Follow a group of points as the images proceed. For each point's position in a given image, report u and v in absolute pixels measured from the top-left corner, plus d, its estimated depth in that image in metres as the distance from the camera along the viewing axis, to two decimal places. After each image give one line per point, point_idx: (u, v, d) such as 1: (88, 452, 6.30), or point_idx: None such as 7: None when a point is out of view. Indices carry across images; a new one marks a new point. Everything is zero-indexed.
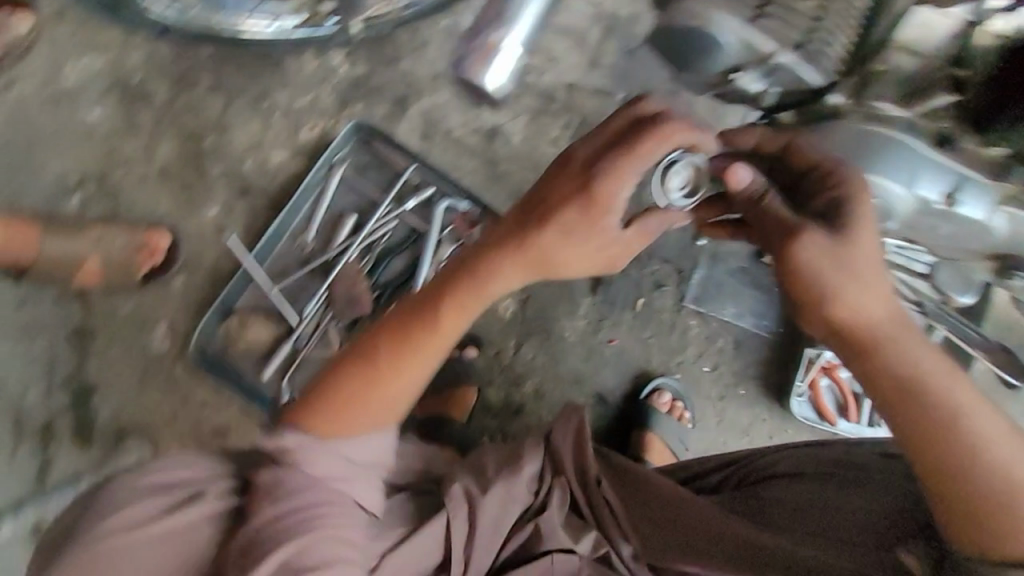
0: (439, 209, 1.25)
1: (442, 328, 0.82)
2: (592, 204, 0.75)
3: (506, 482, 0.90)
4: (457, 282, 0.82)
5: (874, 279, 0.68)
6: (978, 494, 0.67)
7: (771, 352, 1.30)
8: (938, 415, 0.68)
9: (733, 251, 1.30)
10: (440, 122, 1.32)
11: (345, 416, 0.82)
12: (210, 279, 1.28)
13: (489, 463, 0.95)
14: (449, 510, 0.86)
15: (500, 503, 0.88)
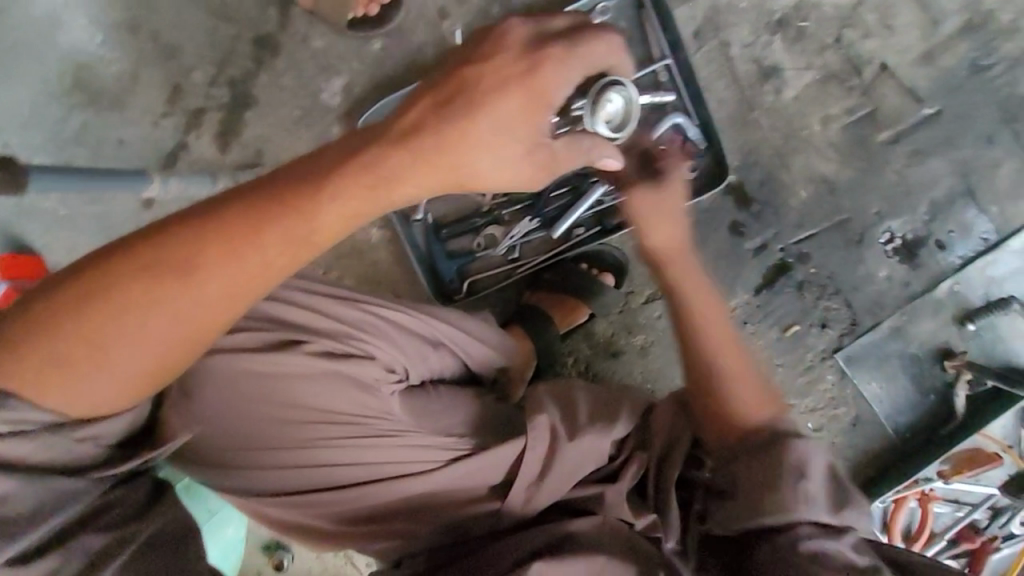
0: (669, 123, 1.08)
1: (268, 235, 0.59)
2: (532, 106, 0.64)
3: (597, 434, 0.82)
4: (308, 179, 0.60)
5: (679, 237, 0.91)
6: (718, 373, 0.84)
7: (881, 448, 1.20)
8: (713, 381, 0.84)
9: (920, 337, 1.16)
10: (723, 27, 1.11)
11: (50, 384, 0.58)
12: (406, 58, 1.17)
13: (580, 398, 0.87)
14: (527, 440, 0.81)
15: (583, 457, 0.82)
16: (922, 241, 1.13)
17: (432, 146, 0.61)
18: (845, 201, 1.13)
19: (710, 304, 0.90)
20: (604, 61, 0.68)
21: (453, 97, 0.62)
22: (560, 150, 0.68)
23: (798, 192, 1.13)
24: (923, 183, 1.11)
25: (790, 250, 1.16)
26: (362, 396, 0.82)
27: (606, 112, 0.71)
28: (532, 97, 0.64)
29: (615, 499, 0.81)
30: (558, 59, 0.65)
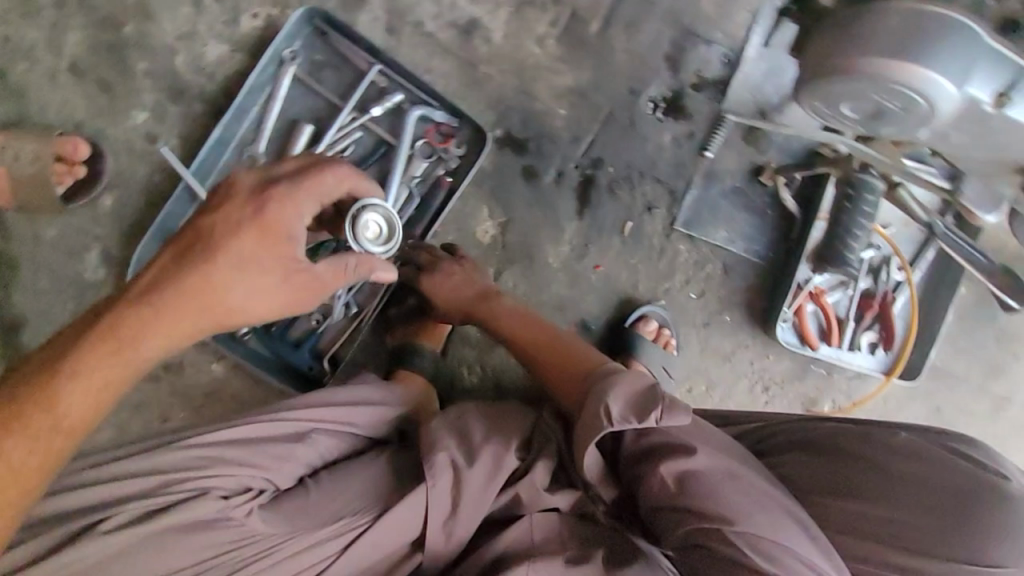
0: (411, 118, 1.10)
1: (62, 401, 0.67)
2: (264, 242, 0.77)
3: (495, 449, 0.87)
4: (61, 354, 0.69)
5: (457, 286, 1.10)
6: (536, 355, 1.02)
7: (759, 278, 1.26)
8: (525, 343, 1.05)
9: (730, 171, 1.23)
10: (408, 12, 1.13)
11: None
12: (141, 198, 1.10)
13: (475, 425, 0.90)
14: (428, 486, 0.83)
15: (488, 474, 0.85)
16: (681, 93, 1.19)
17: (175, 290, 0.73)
18: (600, 97, 1.18)
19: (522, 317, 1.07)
20: (334, 187, 0.82)
21: (192, 253, 0.74)
22: (317, 271, 0.81)
23: (557, 113, 1.17)
24: (650, 47, 1.18)
25: (583, 164, 1.19)
26: (217, 530, 0.76)
27: (370, 233, 0.93)
28: (262, 228, 0.77)
29: (532, 498, 0.86)
30: (285, 191, 0.78)
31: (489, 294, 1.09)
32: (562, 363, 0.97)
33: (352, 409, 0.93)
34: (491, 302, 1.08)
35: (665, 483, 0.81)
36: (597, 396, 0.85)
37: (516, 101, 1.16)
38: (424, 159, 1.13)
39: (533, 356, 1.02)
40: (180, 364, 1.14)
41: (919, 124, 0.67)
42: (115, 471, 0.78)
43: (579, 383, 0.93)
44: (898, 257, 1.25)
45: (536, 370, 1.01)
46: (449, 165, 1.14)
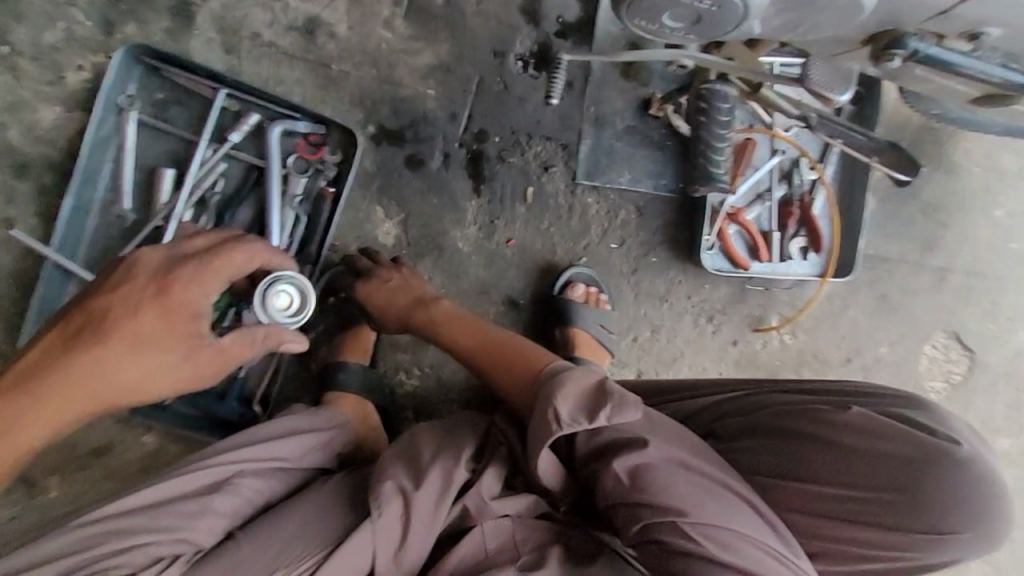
0: (273, 137, 1.04)
1: None
2: (170, 320, 0.75)
3: (443, 462, 0.81)
4: None
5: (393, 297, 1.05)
6: (479, 359, 0.98)
7: (675, 211, 1.23)
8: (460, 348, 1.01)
9: (619, 111, 1.19)
10: (243, 28, 1.07)
11: None
12: (11, 286, 1.03)
13: (425, 442, 0.85)
14: (377, 518, 0.77)
15: (438, 488, 0.80)
16: (547, 44, 1.15)
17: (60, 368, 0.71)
18: (466, 67, 1.13)
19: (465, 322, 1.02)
20: (241, 267, 0.79)
21: (84, 328, 0.73)
22: (223, 345, 0.79)
23: (426, 94, 1.12)
24: (502, 5, 1.13)
25: (467, 141, 1.15)
26: None
27: (280, 303, 0.86)
28: (165, 305, 0.75)
29: (479, 509, 0.81)
30: (197, 269, 0.76)
31: (426, 302, 1.04)
32: (505, 362, 0.95)
33: (282, 442, 0.87)
34: (429, 309, 1.04)
35: (620, 478, 0.76)
36: (546, 394, 0.80)
37: (380, 91, 1.11)
38: (300, 174, 1.07)
39: (479, 358, 0.98)
40: (107, 443, 1.09)
41: (732, 23, 0.63)
42: (39, 556, 0.71)
43: (531, 381, 0.90)
44: (805, 158, 1.24)
45: (483, 370, 0.97)
46: (329, 175, 1.09)
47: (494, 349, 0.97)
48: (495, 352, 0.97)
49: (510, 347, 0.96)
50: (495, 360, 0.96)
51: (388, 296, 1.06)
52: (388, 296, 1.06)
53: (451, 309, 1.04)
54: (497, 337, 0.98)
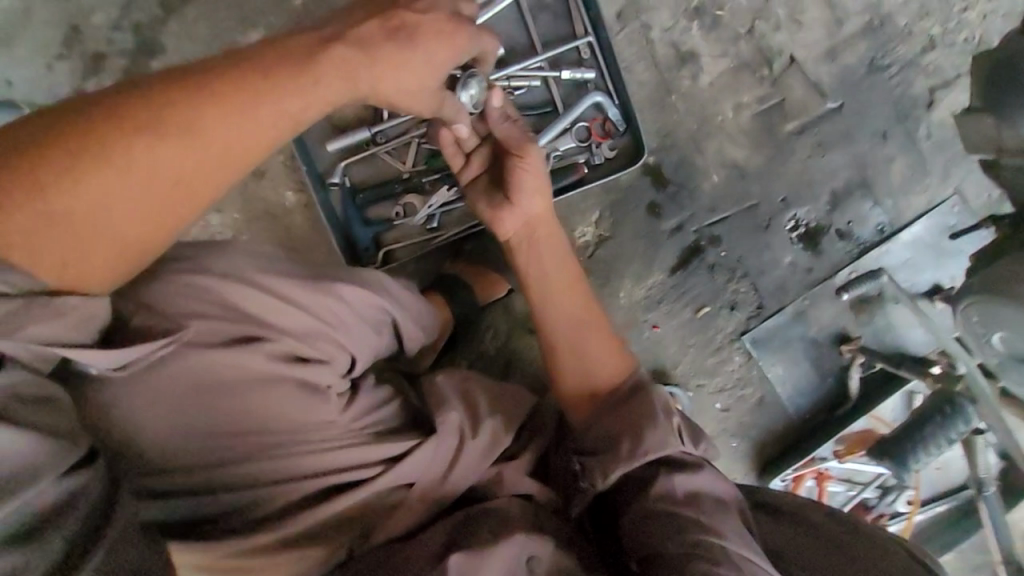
0: (588, 100, 1.10)
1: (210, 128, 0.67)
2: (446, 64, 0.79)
3: (498, 424, 0.87)
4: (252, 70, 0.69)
5: (532, 181, 0.94)
6: (549, 330, 0.95)
7: (781, 429, 1.25)
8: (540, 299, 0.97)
9: (820, 324, 1.22)
10: (644, 10, 1.13)
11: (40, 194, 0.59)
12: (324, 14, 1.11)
13: (479, 395, 0.90)
14: (433, 439, 0.81)
15: (489, 438, 0.85)
16: (823, 229, 1.18)
17: (298, 74, 0.71)
18: (754, 187, 1.17)
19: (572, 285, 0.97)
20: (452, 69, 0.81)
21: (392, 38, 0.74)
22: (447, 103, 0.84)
23: (710, 177, 1.17)
24: (825, 173, 1.16)
25: (701, 233, 1.19)
26: (303, 394, 0.76)
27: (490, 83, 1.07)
28: (409, 65, 0.76)
29: (511, 479, 0.84)
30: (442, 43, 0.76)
31: (542, 235, 0.97)
32: (569, 355, 0.92)
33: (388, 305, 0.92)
34: (543, 249, 0.97)
35: (674, 492, 0.79)
36: (638, 415, 0.83)
37: (684, 142, 1.16)
38: (576, 139, 1.13)
39: (558, 332, 0.94)
40: (266, 172, 1.17)
41: None
42: (234, 274, 0.78)
43: (591, 397, 0.89)
44: (912, 490, 1.22)
45: (559, 347, 0.93)
46: (592, 159, 1.14)
47: (563, 327, 0.94)
48: (563, 329, 0.94)
49: (581, 334, 0.93)
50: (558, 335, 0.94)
51: (536, 192, 0.95)
52: (536, 192, 0.95)
53: (560, 247, 0.97)
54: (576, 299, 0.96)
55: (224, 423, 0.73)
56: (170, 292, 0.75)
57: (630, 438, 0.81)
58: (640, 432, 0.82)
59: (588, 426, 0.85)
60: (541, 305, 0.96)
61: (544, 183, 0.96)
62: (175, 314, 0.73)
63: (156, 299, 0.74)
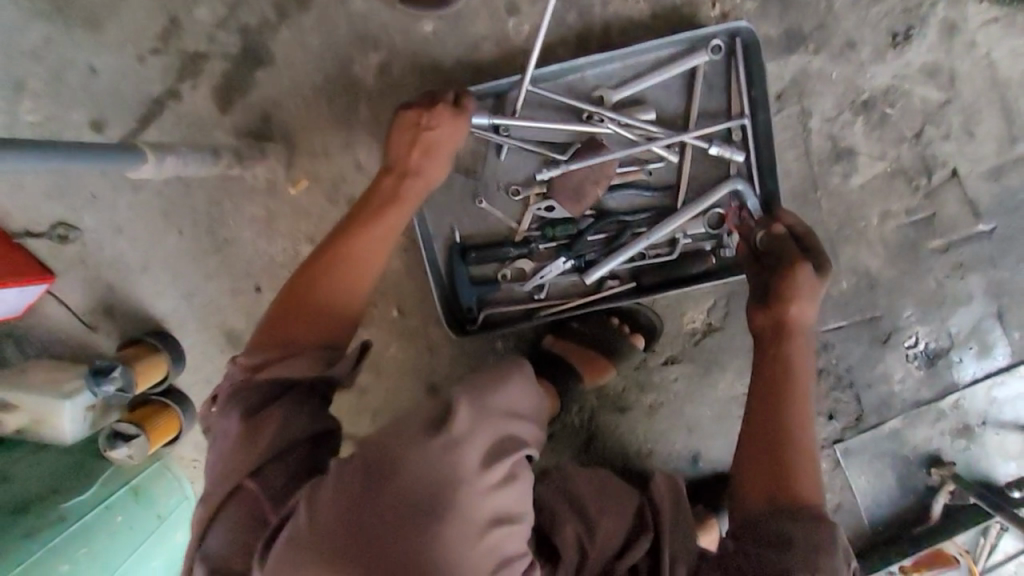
0: (726, 187, 1.00)
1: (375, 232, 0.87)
2: (450, 127, 0.90)
3: (607, 524, 0.91)
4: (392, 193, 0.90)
5: (805, 291, 0.88)
6: (780, 425, 0.87)
7: (855, 536, 1.23)
8: (761, 385, 0.89)
9: (916, 442, 1.18)
10: (808, 95, 1.02)
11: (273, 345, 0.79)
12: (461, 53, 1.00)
13: (580, 489, 0.95)
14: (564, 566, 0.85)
15: (606, 539, 0.89)
16: (942, 352, 1.12)
17: (393, 203, 0.90)
18: (882, 299, 1.10)
19: (806, 386, 0.89)
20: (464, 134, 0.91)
21: (422, 135, 0.89)
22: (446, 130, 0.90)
23: (839, 282, 1.10)
24: (959, 297, 1.10)
25: (817, 338, 1.13)
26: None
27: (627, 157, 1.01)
28: (429, 147, 0.90)
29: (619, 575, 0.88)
30: (448, 116, 0.89)
31: (791, 335, 0.89)
32: (786, 458, 0.85)
33: (518, 424, 0.70)
34: (795, 343, 0.89)
35: None
36: (817, 542, 0.78)
37: (821, 243, 1.08)
38: (707, 225, 1.03)
39: (772, 414, 0.87)
40: None
41: None
42: (489, 473, 0.63)
43: (789, 503, 0.82)
44: None
45: (773, 433, 0.86)
46: (720, 249, 1.05)
47: (794, 425, 0.87)
48: (794, 429, 0.87)
49: (805, 439, 0.87)
50: (791, 433, 0.86)
51: (804, 297, 0.89)
52: (804, 296, 0.89)
53: (806, 352, 0.90)
54: (806, 404, 0.88)
55: None
56: (432, 497, 0.59)
57: (805, 557, 0.77)
58: (815, 559, 0.77)
59: (780, 542, 0.79)
60: (766, 385, 0.89)
61: (818, 285, 0.89)
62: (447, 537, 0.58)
63: (413, 505, 0.59)
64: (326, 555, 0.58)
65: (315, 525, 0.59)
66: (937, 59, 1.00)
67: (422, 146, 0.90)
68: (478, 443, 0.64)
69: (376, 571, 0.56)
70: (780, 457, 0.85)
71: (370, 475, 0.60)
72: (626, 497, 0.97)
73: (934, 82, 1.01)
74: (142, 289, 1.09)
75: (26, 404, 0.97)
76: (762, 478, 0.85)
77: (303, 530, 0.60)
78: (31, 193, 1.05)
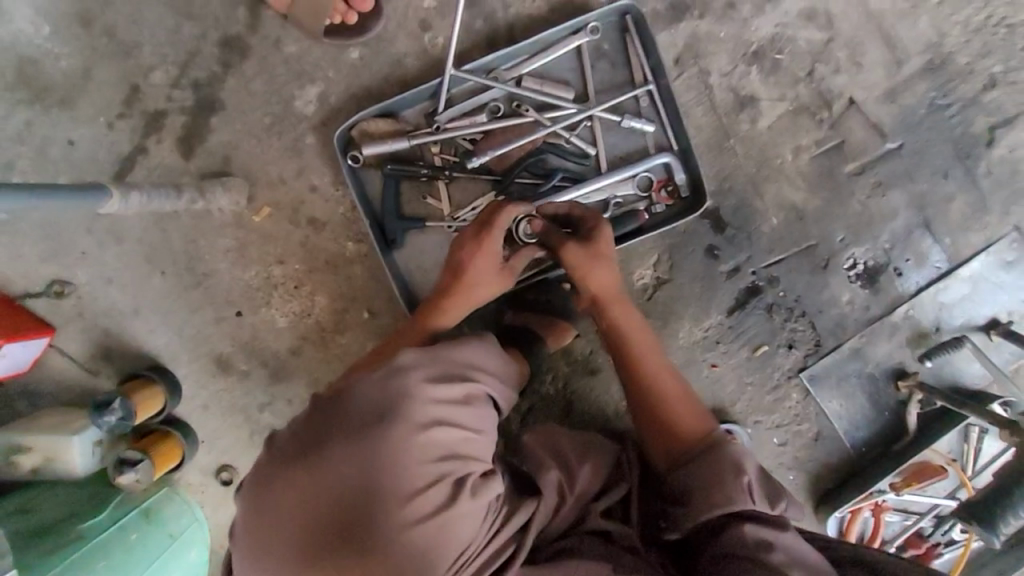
0: (653, 158, 1.11)
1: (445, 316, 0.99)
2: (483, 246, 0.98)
3: (591, 468, 0.98)
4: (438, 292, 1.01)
5: (595, 269, 1.02)
6: (636, 385, 1.03)
7: (840, 464, 1.27)
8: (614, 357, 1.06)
9: (878, 358, 1.22)
10: (703, 55, 1.12)
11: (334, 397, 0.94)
12: (389, 73, 1.13)
13: (564, 445, 1.01)
14: (542, 502, 0.89)
15: (588, 481, 0.97)
16: (881, 268, 1.19)
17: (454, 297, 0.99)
18: (813, 228, 1.17)
19: (649, 345, 1.05)
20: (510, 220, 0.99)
21: (458, 261, 0.99)
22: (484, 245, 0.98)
23: (770, 219, 1.17)
24: (885, 215, 1.17)
25: (761, 274, 1.19)
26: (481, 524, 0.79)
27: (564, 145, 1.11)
28: (472, 270, 0.99)
29: (596, 514, 0.95)
30: (476, 245, 0.98)
31: (610, 303, 1.04)
32: (651, 412, 1.00)
33: (471, 362, 0.84)
34: (613, 313, 1.04)
35: (754, 539, 0.85)
36: (711, 471, 0.90)
37: (744, 186, 1.16)
38: (637, 188, 1.13)
39: (626, 381, 1.04)
40: (324, 224, 1.17)
41: None
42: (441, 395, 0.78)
43: (679, 446, 0.96)
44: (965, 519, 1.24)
45: (632, 397, 1.03)
46: (650, 209, 1.14)
47: (642, 382, 1.02)
48: (647, 384, 1.02)
49: (660, 389, 1.01)
50: (643, 390, 1.02)
51: (595, 275, 1.03)
52: (593, 275, 1.02)
53: (631, 313, 1.05)
54: (651, 362, 1.03)
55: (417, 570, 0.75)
56: (385, 412, 0.75)
57: (703, 492, 0.89)
58: (717, 485, 0.89)
59: (680, 476, 0.93)
60: (624, 368, 1.04)
61: (600, 248, 1.02)
62: (396, 442, 0.74)
63: (369, 418, 0.75)
64: (298, 457, 0.75)
65: (283, 446, 0.77)
66: (812, 4, 1.11)
67: (460, 263, 0.99)
68: (428, 366, 0.80)
69: (342, 468, 0.73)
70: (642, 411, 1.01)
71: (330, 404, 0.77)
72: (607, 448, 1.05)
73: (815, 25, 1.11)
74: (134, 330, 1.20)
75: (39, 445, 1.06)
76: (648, 432, 1.00)
77: (283, 446, 0.77)
78: (29, 258, 1.18)
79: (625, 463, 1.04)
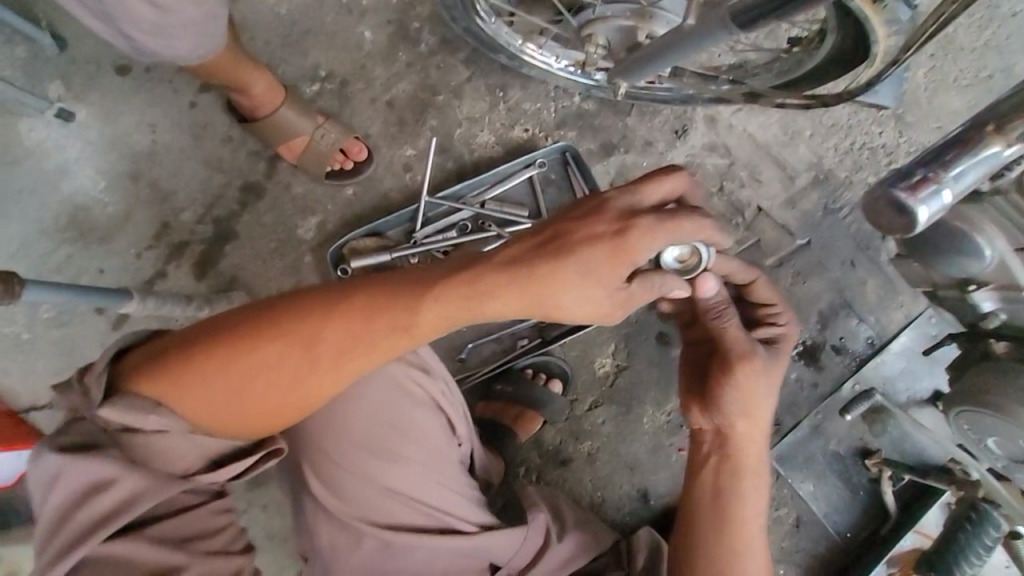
0: None
1: (482, 302, 0.77)
2: (616, 258, 0.74)
3: (582, 536, 1.01)
4: (448, 271, 0.79)
5: (749, 400, 0.87)
6: (709, 526, 0.91)
7: (828, 555, 1.25)
8: (694, 496, 0.93)
9: (839, 436, 1.27)
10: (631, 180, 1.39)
11: (209, 373, 0.76)
12: (378, 204, 1.38)
13: (565, 508, 1.06)
14: (528, 530, 0.97)
15: (563, 558, 0.98)
16: (819, 346, 1.30)
17: (514, 281, 0.76)
18: None
19: (758, 493, 0.92)
20: (690, 235, 0.73)
21: (556, 246, 0.76)
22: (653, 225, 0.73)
23: None
24: (810, 299, 1.32)
25: None
26: (431, 440, 0.98)
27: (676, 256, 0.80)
28: (586, 270, 0.74)
29: None
30: (650, 223, 0.73)
31: (735, 453, 0.91)
32: (713, 564, 0.90)
33: None
34: (737, 460, 0.91)
35: None
36: None
37: None
38: None
39: (696, 516, 0.92)
40: None
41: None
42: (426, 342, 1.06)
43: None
44: None
45: (685, 532, 0.93)
46: None
47: (736, 520, 0.90)
48: (726, 524, 0.90)
49: (747, 533, 0.90)
50: (717, 532, 0.90)
51: (749, 416, 0.89)
52: (749, 415, 0.88)
53: (761, 460, 0.92)
54: (744, 511, 0.91)
55: (371, 444, 0.95)
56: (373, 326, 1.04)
57: None
58: None
59: None
60: (708, 497, 0.92)
61: (768, 384, 0.87)
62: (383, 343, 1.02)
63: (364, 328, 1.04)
64: None
65: None
66: (713, 139, 1.39)
67: (610, 250, 0.73)
68: None
69: None
70: (709, 546, 0.90)
71: None
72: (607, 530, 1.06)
73: (718, 154, 1.39)
74: None
75: None
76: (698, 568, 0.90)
77: None
78: (41, 372, 1.29)
79: (623, 553, 1.01)
